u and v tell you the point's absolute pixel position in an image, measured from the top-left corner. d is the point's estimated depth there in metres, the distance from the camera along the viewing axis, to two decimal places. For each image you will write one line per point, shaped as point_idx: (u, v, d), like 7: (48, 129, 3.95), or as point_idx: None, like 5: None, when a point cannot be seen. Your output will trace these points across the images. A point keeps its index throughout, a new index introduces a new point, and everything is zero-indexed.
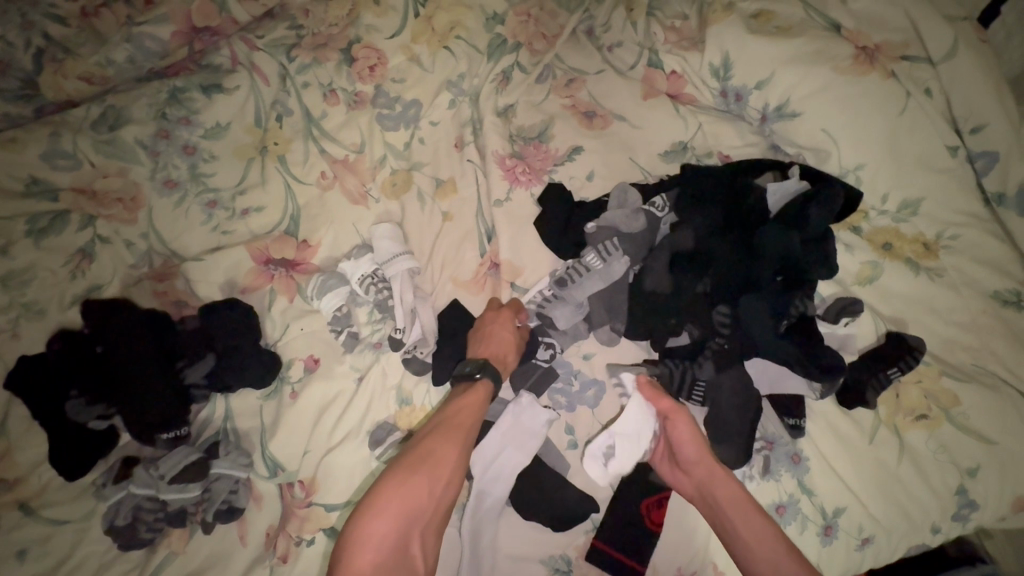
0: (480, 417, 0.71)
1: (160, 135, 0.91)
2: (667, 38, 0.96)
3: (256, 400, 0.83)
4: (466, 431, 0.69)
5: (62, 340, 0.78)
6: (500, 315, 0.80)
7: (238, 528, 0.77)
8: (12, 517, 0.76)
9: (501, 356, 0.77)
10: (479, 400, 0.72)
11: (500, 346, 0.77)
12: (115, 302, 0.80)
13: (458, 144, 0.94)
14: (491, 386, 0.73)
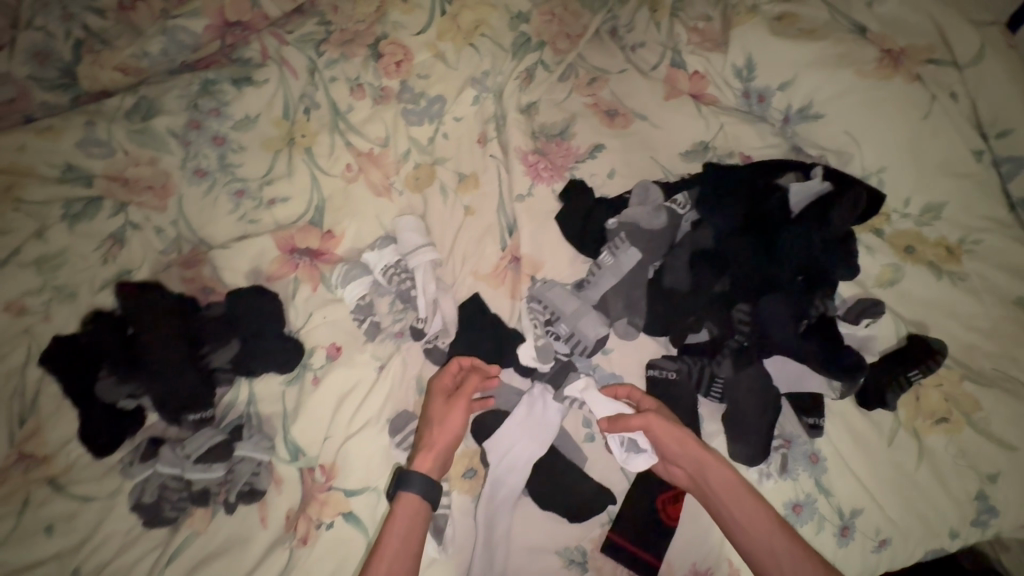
0: (413, 533, 0.66)
1: (191, 125, 0.93)
2: (691, 39, 0.97)
3: (279, 385, 0.84)
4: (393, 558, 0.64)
5: (98, 322, 0.81)
6: (432, 391, 0.76)
7: (259, 511, 0.78)
8: (42, 492, 0.79)
9: (431, 438, 0.72)
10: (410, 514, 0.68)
11: (428, 426, 0.73)
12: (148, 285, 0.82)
13: (481, 140, 0.95)
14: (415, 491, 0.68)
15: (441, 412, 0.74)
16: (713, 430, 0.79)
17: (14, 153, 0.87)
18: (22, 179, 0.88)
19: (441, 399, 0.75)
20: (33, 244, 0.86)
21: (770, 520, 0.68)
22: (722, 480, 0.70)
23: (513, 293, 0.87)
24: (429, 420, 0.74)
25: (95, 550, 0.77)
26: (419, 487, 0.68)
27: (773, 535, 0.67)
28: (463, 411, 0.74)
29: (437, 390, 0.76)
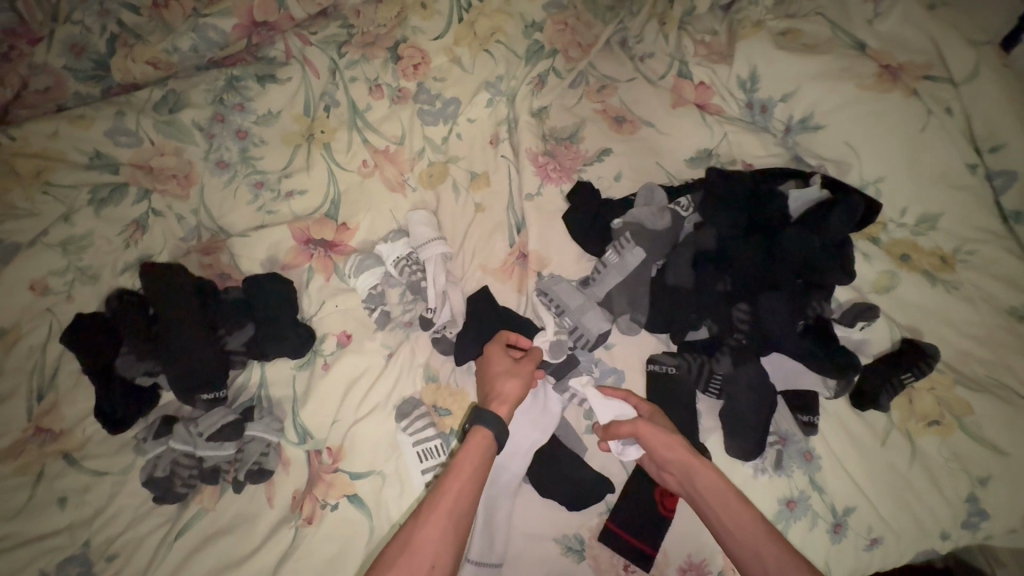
0: (484, 462, 0.67)
1: (216, 119, 0.97)
2: (697, 52, 1.01)
3: (291, 370, 0.87)
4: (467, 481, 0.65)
5: (121, 300, 0.84)
6: (497, 351, 0.79)
7: (267, 490, 0.81)
8: (57, 465, 0.81)
9: (498, 389, 0.75)
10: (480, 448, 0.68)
11: (499, 378, 0.76)
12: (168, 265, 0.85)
13: (493, 141, 0.99)
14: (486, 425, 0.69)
15: (511, 370, 0.77)
16: (709, 425, 0.82)
17: (48, 139, 0.91)
18: (52, 165, 0.92)
19: (508, 359, 0.78)
20: (60, 227, 0.90)
21: (763, 531, 0.65)
22: (712, 487, 0.69)
23: (520, 288, 0.90)
24: (498, 376, 0.77)
25: (107, 522, 0.79)
26: (492, 426, 0.70)
27: (764, 546, 0.64)
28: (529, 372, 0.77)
29: (499, 351, 0.80)
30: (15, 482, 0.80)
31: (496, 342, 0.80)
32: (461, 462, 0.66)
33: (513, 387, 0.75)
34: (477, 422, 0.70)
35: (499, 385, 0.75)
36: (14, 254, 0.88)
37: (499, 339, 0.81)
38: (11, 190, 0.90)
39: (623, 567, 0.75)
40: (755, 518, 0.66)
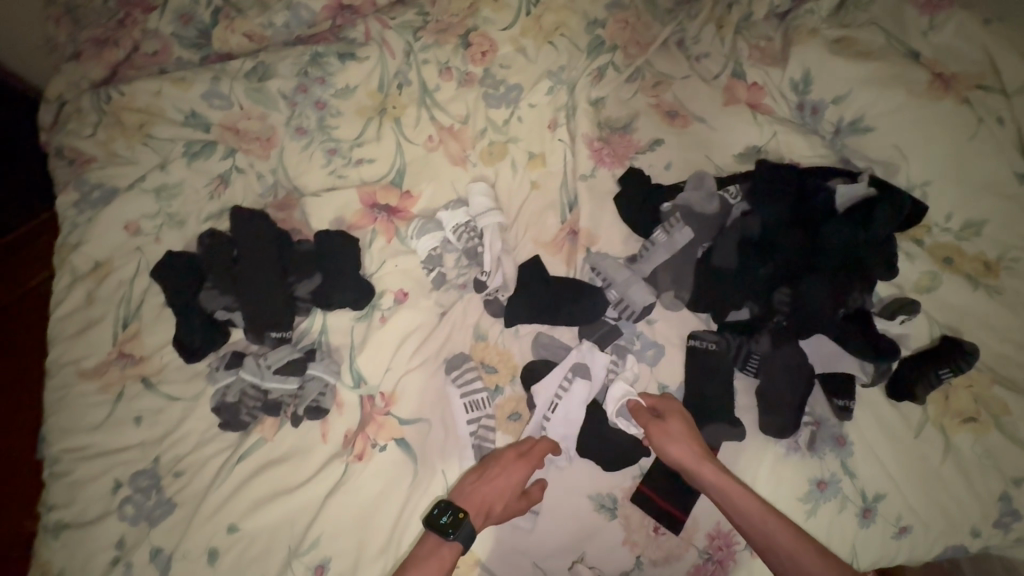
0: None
1: (299, 90, 1.03)
2: (752, 54, 1.06)
3: (349, 320, 0.93)
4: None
5: (210, 238, 0.93)
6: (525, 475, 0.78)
7: (321, 427, 0.86)
8: (135, 387, 0.89)
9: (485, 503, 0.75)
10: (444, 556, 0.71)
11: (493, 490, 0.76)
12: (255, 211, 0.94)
13: (551, 126, 1.04)
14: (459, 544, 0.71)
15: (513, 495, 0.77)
16: (745, 404, 0.85)
17: (152, 96, 1.01)
18: (153, 120, 1.02)
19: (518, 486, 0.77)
20: (156, 174, 1.00)
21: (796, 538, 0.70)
22: (737, 495, 0.73)
23: (568, 262, 0.95)
24: (504, 494, 0.76)
25: (175, 443, 0.86)
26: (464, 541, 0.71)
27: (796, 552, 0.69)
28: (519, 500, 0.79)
29: (524, 469, 0.78)
30: (99, 398, 0.88)
31: (529, 459, 0.78)
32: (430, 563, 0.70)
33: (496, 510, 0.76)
34: (459, 533, 0.70)
35: (490, 500, 0.75)
36: (114, 196, 0.99)
37: (530, 457, 0.79)
38: (117, 140, 1.01)
39: (654, 529, 0.79)
40: (779, 520, 0.71)
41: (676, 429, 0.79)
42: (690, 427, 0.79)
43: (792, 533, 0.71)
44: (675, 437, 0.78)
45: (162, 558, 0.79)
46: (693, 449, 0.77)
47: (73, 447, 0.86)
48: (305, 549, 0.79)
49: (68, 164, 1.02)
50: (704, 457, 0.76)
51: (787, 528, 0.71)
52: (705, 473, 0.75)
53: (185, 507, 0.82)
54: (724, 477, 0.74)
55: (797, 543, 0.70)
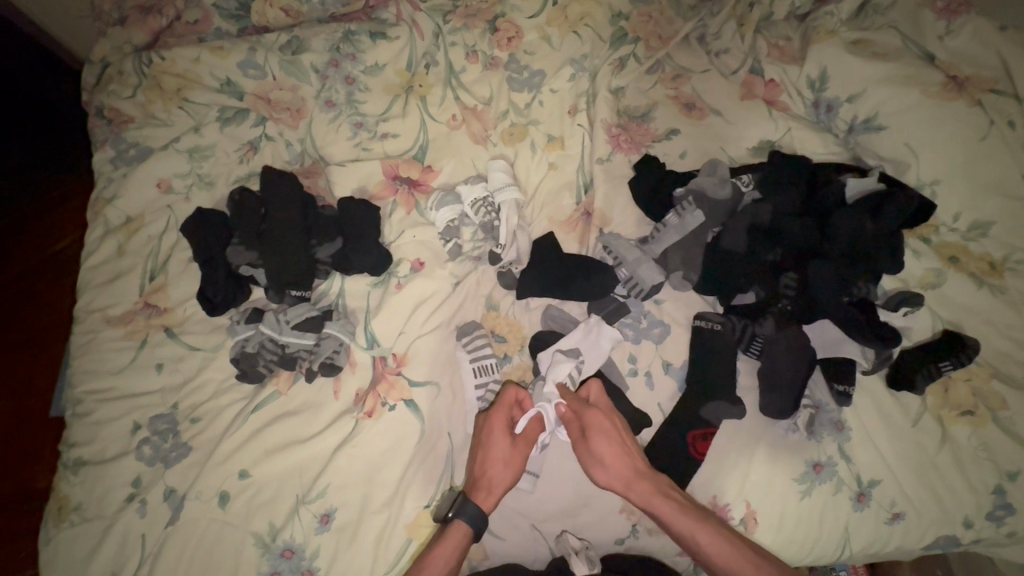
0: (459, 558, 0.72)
1: (331, 64, 1.07)
2: (770, 53, 1.09)
3: (366, 285, 0.96)
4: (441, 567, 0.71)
5: (240, 194, 0.97)
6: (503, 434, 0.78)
7: (334, 384, 0.89)
8: (159, 335, 0.92)
9: (490, 476, 0.76)
10: (460, 538, 0.73)
11: (490, 464, 0.77)
12: (284, 173, 0.98)
13: (572, 111, 1.07)
14: (469, 522, 0.73)
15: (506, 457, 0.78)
16: (746, 385, 0.88)
17: (190, 63, 1.05)
18: (191, 85, 1.06)
19: (512, 450, 0.77)
20: (191, 136, 1.04)
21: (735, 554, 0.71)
22: (668, 515, 0.73)
23: (581, 241, 0.98)
24: (493, 459, 0.77)
25: (194, 390, 0.89)
26: (472, 520, 0.73)
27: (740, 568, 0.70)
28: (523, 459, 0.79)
29: (502, 427, 0.79)
30: (124, 344, 0.92)
31: (501, 414, 0.79)
32: (440, 549, 0.72)
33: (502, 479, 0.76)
34: (458, 514, 0.73)
35: (494, 472, 0.76)
36: (150, 155, 1.03)
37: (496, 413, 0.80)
38: (155, 103, 1.06)
39: None
40: (711, 537, 0.71)
41: (600, 449, 0.77)
42: (617, 443, 0.77)
43: (731, 550, 0.71)
44: (599, 454, 0.77)
45: (175, 498, 0.82)
46: (618, 468, 0.76)
47: (96, 389, 0.90)
48: (312, 498, 0.82)
49: (107, 123, 1.07)
50: (630, 479, 0.75)
51: (720, 541, 0.71)
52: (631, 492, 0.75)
53: (201, 450, 0.85)
54: (650, 496, 0.75)
55: (735, 557, 0.70)
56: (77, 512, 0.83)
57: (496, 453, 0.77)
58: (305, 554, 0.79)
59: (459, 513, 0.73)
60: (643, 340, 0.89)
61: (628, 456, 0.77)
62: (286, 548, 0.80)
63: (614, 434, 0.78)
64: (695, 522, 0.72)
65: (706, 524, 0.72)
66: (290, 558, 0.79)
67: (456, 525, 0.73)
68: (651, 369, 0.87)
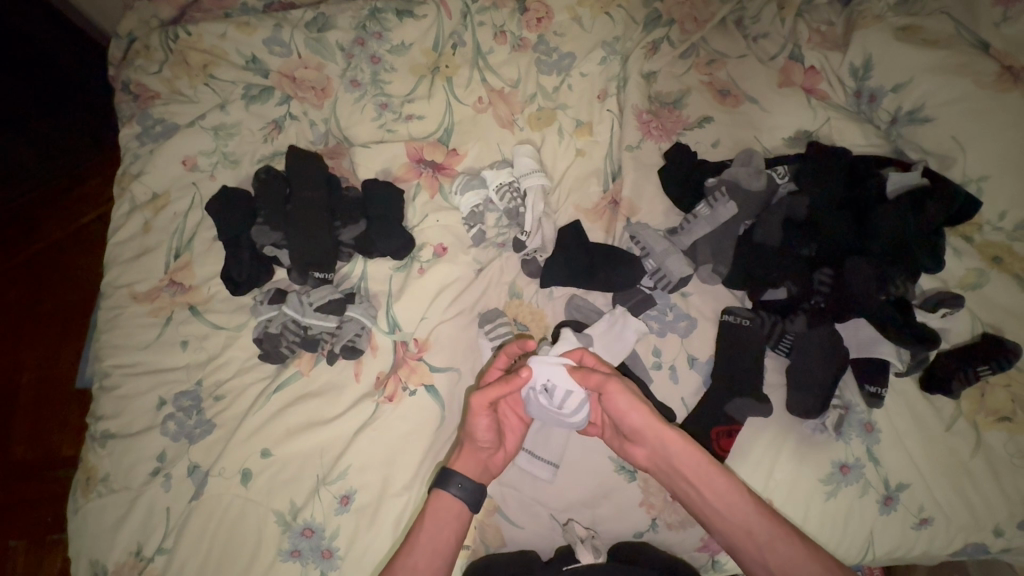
0: (441, 527, 0.71)
1: (357, 42, 1.06)
2: (811, 38, 1.05)
3: (388, 269, 0.95)
4: (431, 529, 0.71)
5: (266, 172, 0.97)
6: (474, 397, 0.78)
7: (355, 367, 0.89)
8: (184, 313, 0.93)
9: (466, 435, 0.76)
10: (445, 503, 0.72)
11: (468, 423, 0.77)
12: (309, 154, 0.97)
13: (601, 95, 1.05)
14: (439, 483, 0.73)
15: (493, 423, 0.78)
16: (774, 382, 0.86)
17: (217, 39, 1.04)
18: (217, 62, 1.05)
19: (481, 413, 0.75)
20: (216, 114, 1.03)
21: (757, 515, 0.69)
22: (694, 472, 0.71)
23: (607, 230, 0.96)
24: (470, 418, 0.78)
25: (218, 367, 0.90)
26: (456, 483, 0.72)
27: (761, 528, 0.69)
28: (487, 415, 0.74)
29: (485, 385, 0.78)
30: (149, 320, 0.93)
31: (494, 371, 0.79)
32: (429, 512, 0.72)
33: (476, 440, 0.75)
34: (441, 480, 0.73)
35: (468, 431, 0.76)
36: (175, 131, 1.03)
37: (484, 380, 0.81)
38: (181, 79, 1.05)
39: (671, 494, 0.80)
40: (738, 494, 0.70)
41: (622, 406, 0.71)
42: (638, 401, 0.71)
43: (757, 512, 0.70)
44: (641, 418, 0.71)
45: (198, 474, 0.83)
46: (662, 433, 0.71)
47: (122, 364, 0.91)
48: (332, 479, 0.82)
49: (133, 99, 1.06)
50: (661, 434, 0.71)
51: (754, 510, 0.70)
52: (670, 455, 0.71)
53: (224, 428, 0.86)
54: (693, 461, 0.71)
55: (760, 517, 0.69)
56: (105, 483, 0.85)
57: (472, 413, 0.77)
58: (325, 534, 0.80)
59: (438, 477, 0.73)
60: (668, 333, 0.87)
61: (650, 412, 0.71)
62: (306, 527, 0.80)
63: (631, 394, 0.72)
64: (722, 478, 0.70)
65: (743, 492, 0.70)
66: (310, 536, 0.80)
67: (438, 490, 0.73)
68: (676, 363, 0.86)
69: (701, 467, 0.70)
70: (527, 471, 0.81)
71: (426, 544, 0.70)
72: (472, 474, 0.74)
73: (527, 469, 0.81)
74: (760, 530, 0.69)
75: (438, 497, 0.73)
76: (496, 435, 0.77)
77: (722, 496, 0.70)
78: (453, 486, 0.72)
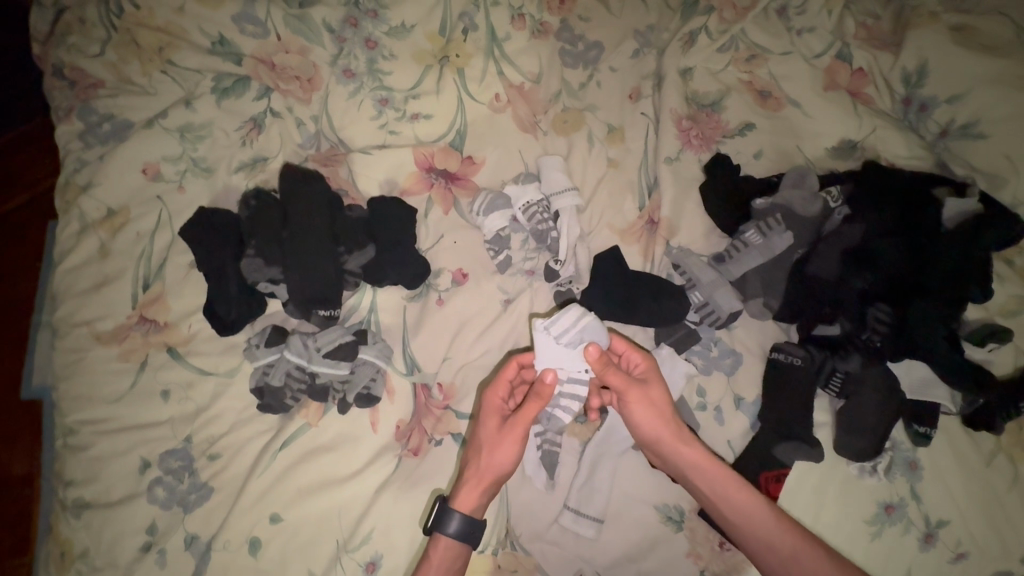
0: (446, 574, 0.66)
1: (349, 22, 0.89)
2: (858, 34, 0.96)
3: (401, 299, 0.84)
4: None
5: (255, 202, 0.82)
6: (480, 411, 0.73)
7: (370, 416, 0.79)
8: (162, 356, 0.79)
9: (478, 465, 0.69)
10: (445, 549, 0.67)
11: (478, 452, 0.70)
12: (315, 173, 0.84)
13: (633, 95, 0.94)
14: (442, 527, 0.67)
15: (492, 438, 0.70)
16: (820, 420, 0.82)
17: (173, 14, 0.85)
18: (175, 43, 0.86)
19: (494, 432, 0.70)
20: (180, 111, 0.86)
21: (769, 516, 0.69)
22: (708, 467, 0.70)
23: (645, 254, 0.87)
24: (478, 445, 0.71)
25: (210, 422, 0.78)
26: (456, 527, 0.66)
27: (775, 532, 0.68)
28: (505, 435, 0.69)
29: (493, 407, 0.72)
30: (119, 366, 0.79)
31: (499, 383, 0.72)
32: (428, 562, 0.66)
33: (484, 464, 0.69)
34: (436, 524, 0.67)
35: (482, 455, 0.70)
36: (130, 132, 0.85)
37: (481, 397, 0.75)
38: (129, 63, 0.86)
39: (719, 544, 0.75)
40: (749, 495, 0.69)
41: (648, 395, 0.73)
42: (653, 399, 0.72)
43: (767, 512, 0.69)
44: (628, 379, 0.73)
45: (199, 545, 0.73)
46: (646, 391, 0.73)
47: (90, 420, 0.78)
48: (354, 545, 0.73)
49: (69, 86, 0.86)
50: (675, 431, 0.71)
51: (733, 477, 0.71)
52: (648, 423, 0.72)
53: (223, 491, 0.75)
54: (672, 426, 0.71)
55: (773, 521, 0.68)
56: (83, 560, 0.73)
57: (486, 434, 0.71)
58: None
59: (434, 519, 0.67)
60: (713, 371, 0.82)
61: (665, 408, 0.72)
62: None
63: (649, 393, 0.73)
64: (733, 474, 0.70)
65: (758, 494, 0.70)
66: None
67: (438, 533, 0.68)
68: (721, 405, 0.81)
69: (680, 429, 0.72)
70: (569, 529, 0.75)
71: None
72: (476, 512, 0.68)
73: (570, 528, 0.75)
74: (745, 500, 0.69)
75: (438, 544, 0.67)
76: (503, 459, 0.69)
77: (738, 499, 0.69)
78: (452, 527, 0.66)
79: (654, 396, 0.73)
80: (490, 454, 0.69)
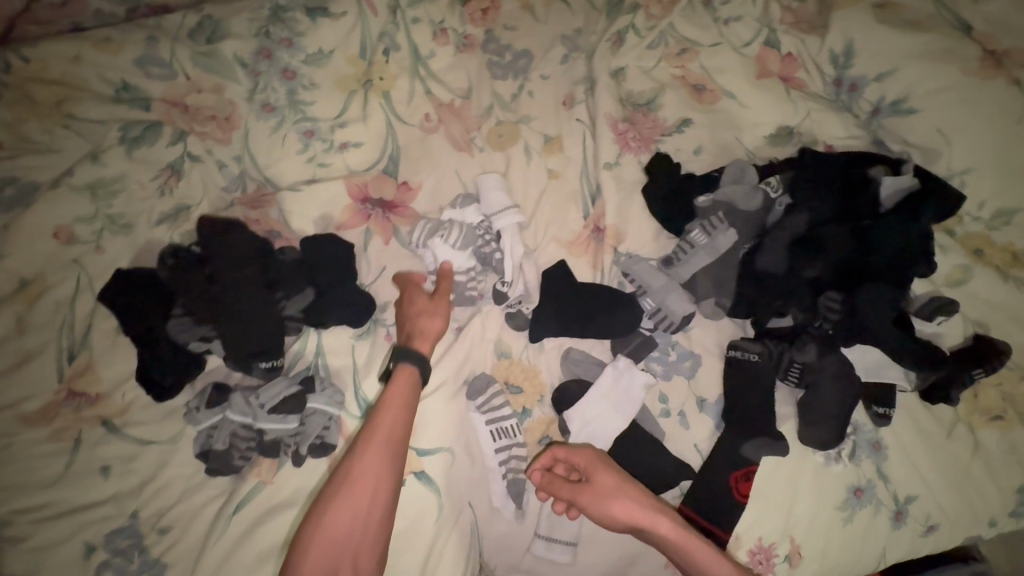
0: (407, 405, 0.68)
1: (262, 54, 0.85)
2: (784, 18, 0.95)
3: (348, 339, 0.80)
4: (391, 428, 0.66)
5: (169, 262, 0.78)
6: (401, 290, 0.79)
7: (328, 465, 0.75)
8: (96, 432, 0.74)
9: (417, 327, 0.75)
10: (402, 389, 0.69)
11: (415, 318, 0.75)
12: (235, 220, 0.80)
13: (567, 102, 0.92)
14: (402, 375, 0.70)
15: (423, 305, 0.77)
16: (783, 413, 0.82)
17: (71, 64, 0.81)
18: (76, 95, 0.81)
19: (421, 301, 0.77)
20: (87, 167, 0.80)
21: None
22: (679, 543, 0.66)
23: (594, 264, 0.85)
24: (412, 316, 0.76)
25: (156, 494, 0.73)
26: (413, 360, 0.71)
27: None
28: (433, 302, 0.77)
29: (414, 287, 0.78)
30: (51, 447, 0.73)
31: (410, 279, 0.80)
32: (389, 398, 0.68)
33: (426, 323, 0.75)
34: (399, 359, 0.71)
35: (416, 321, 0.75)
36: (35, 194, 0.79)
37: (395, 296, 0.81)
38: (26, 121, 0.80)
39: None
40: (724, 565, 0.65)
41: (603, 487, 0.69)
42: (611, 490, 0.69)
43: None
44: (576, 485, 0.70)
45: None
46: (598, 488, 0.69)
47: (21, 509, 0.70)
48: None
49: None
50: (637, 518, 0.67)
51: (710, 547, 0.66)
52: (611, 518, 0.68)
53: (178, 568, 0.70)
54: (634, 510, 0.67)
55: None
56: None
57: (416, 300, 0.77)
58: None
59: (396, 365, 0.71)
60: (674, 375, 0.81)
61: (627, 496, 0.68)
62: None
63: (606, 485, 0.69)
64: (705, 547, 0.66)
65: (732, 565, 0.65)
66: None
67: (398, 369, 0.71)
68: (684, 409, 0.80)
69: (644, 506, 0.67)
70: (544, 557, 0.74)
71: (389, 434, 0.66)
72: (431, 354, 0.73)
73: (544, 557, 0.73)
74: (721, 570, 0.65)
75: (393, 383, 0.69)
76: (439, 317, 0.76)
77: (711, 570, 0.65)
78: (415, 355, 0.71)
79: (609, 488, 0.69)
80: (425, 318, 0.75)
